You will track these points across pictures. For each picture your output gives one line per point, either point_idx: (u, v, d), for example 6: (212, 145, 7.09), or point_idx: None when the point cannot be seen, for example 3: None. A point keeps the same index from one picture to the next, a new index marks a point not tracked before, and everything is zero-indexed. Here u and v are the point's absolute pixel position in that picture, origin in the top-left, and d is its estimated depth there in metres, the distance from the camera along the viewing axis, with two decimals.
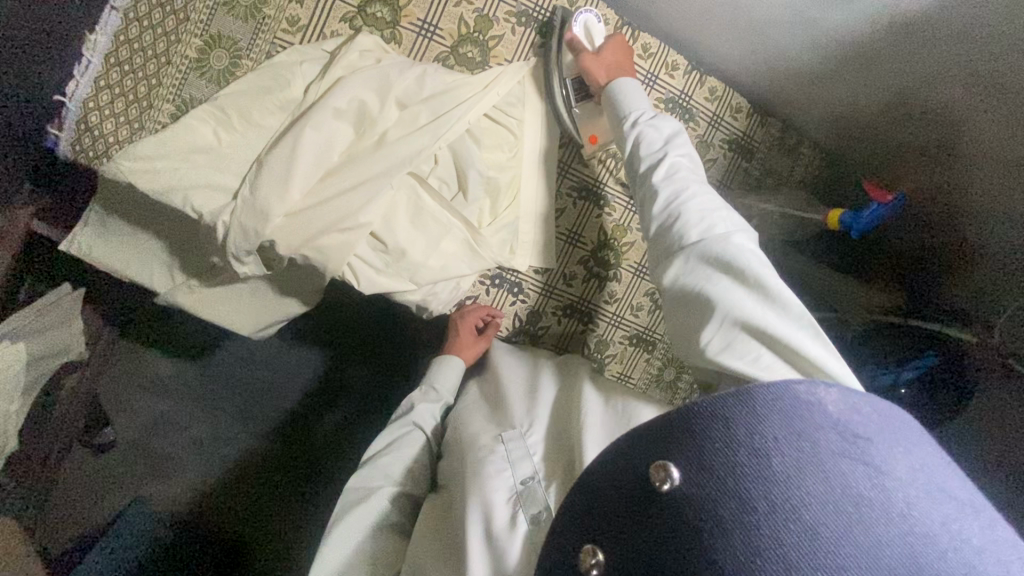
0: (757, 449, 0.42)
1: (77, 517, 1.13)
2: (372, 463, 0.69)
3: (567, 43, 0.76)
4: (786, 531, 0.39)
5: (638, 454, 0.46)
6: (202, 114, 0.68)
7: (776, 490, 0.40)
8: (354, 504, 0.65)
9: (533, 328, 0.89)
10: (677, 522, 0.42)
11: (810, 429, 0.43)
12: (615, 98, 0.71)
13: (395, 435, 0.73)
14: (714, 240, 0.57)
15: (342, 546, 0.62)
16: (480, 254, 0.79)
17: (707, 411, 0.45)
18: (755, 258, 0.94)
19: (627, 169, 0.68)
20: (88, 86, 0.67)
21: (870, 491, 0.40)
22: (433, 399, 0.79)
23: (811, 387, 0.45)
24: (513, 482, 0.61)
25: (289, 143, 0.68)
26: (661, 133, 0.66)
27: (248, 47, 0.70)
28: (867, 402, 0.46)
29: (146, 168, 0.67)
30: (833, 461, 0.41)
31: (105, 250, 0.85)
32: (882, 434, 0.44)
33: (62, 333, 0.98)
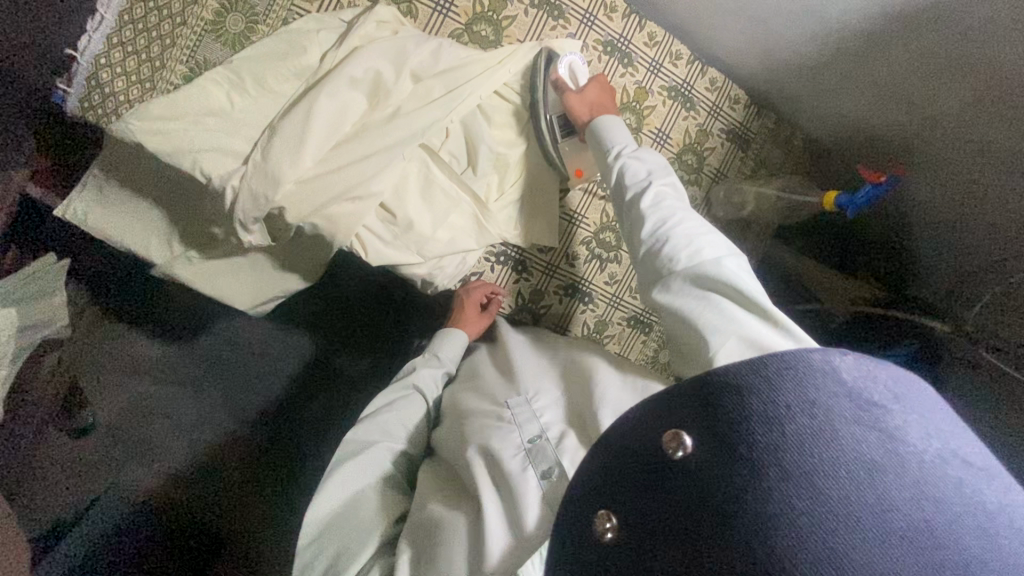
0: (769, 417, 0.39)
1: (51, 498, 1.09)
2: (374, 417, 0.69)
3: (553, 83, 0.78)
4: (798, 499, 0.36)
5: (653, 418, 0.44)
6: (216, 76, 0.68)
7: (789, 457, 0.37)
8: (352, 455, 0.64)
9: (534, 306, 0.90)
10: (692, 482, 0.40)
11: (824, 398, 0.39)
12: (598, 132, 0.74)
13: (396, 397, 0.73)
14: (705, 264, 0.57)
15: (340, 494, 0.61)
16: (487, 230, 0.81)
17: (719, 380, 0.42)
18: (747, 245, 0.98)
19: (614, 196, 0.69)
20: (100, 43, 0.66)
21: (885, 459, 0.37)
22: (435, 365, 0.79)
23: (826, 355, 0.41)
24: (520, 441, 0.60)
25: (303, 109, 0.69)
26: (645, 164, 0.68)
27: (265, 12, 0.71)
28: (881, 367, 0.42)
29: (155, 128, 0.66)
30: (847, 427, 0.38)
31: (104, 217, 0.83)
32: (898, 400, 0.40)
33: (47, 304, 0.97)
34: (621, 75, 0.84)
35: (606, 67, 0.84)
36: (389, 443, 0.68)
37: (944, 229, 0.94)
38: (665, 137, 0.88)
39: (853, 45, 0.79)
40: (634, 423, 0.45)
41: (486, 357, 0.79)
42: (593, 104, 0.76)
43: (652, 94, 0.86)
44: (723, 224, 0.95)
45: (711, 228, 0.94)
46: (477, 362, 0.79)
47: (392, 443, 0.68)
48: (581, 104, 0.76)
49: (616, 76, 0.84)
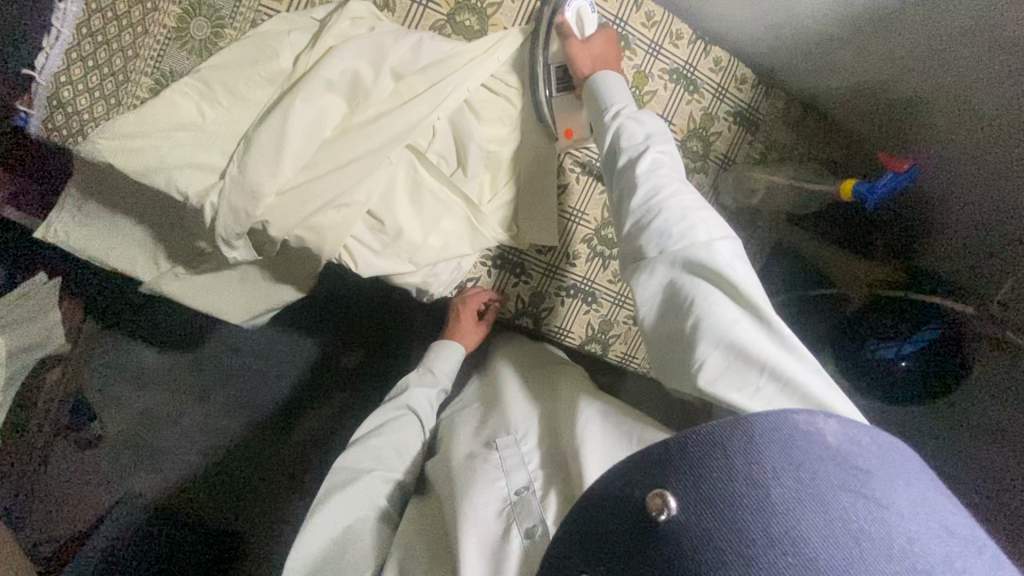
0: (754, 479, 0.42)
1: (64, 511, 1.10)
2: (360, 445, 0.67)
3: (557, 26, 0.72)
4: (784, 564, 0.39)
5: (636, 475, 0.46)
6: (184, 88, 0.64)
7: (775, 523, 0.41)
8: (341, 487, 0.63)
9: (536, 310, 0.86)
10: (677, 545, 0.42)
11: (808, 462, 0.43)
12: (596, 91, 0.68)
13: (389, 417, 0.71)
14: (697, 247, 0.54)
15: (325, 532, 0.59)
16: (482, 232, 0.77)
17: (707, 435, 0.45)
18: (759, 233, 0.92)
19: (605, 160, 0.65)
20: (60, 58, 0.60)
21: (868, 525, 0.40)
22: (430, 383, 0.77)
23: (811, 417, 0.45)
24: (506, 493, 0.59)
25: (278, 118, 0.65)
26: (644, 127, 0.63)
27: (231, 16, 0.66)
28: (866, 433, 0.46)
29: (124, 147, 0.63)
30: (831, 493, 0.41)
31: (86, 238, 0.81)
32: (882, 467, 0.44)
33: (40, 324, 0.96)
34: (618, 59, 0.78)
35: None
36: (379, 472, 0.65)
37: (961, 208, 0.89)
38: (668, 124, 0.82)
39: (869, 14, 0.72)
40: (619, 478, 0.47)
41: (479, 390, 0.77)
42: (595, 59, 0.70)
43: (652, 78, 0.80)
44: (732, 212, 0.89)
45: (720, 218, 0.89)
46: (471, 392, 0.78)
47: (383, 471, 0.66)
48: (583, 52, 0.70)
49: None
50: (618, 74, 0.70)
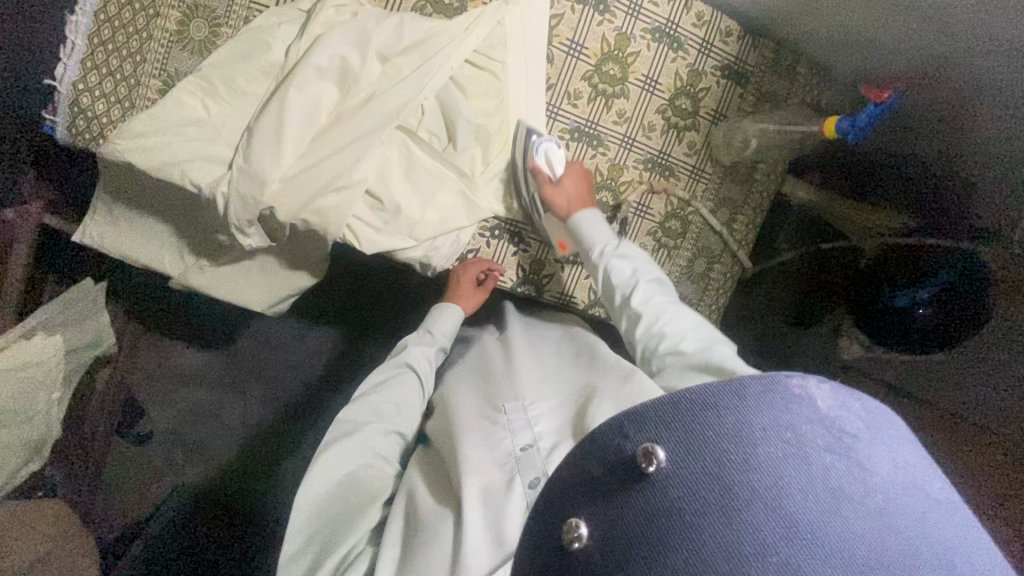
0: (743, 438, 0.42)
1: (125, 500, 1.19)
2: (363, 400, 0.70)
3: (528, 172, 0.77)
4: (764, 519, 0.39)
5: (627, 428, 0.44)
6: (188, 86, 0.69)
7: (759, 480, 0.40)
8: (341, 437, 0.66)
9: (537, 277, 0.87)
10: (665, 496, 0.41)
11: (796, 423, 0.42)
12: (578, 232, 0.75)
13: (389, 374, 0.74)
14: (696, 353, 0.63)
15: (326, 477, 0.63)
16: (477, 205, 0.79)
17: (699, 397, 0.44)
18: (757, 186, 0.91)
19: (604, 300, 0.73)
20: (76, 68, 0.67)
21: (850, 484, 0.40)
22: (429, 342, 0.80)
23: (803, 382, 0.45)
24: (513, 449, 0.62)
25: (276, 107, 0.70)
26: (630, 262, 0.71)
27: (226, 15, 0.71)
28: (855, 400, 0.45)
29: (141, 145, 0.68)
30: (814, 453, 0.41)
31: (117, 238, 0.87)
32: (868, 431, 0.44)
33: (88, 325, 1.00)
34: (598, 23, 0.80)
35: (580, 18, 0.79)
36: (380, 425, 0.69)
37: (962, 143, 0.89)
38: (654, 83, 0.83)
39: None
40: (606, 427, 0.45)
41: (484, 352, 0.80)
42: (569, 201, 0.77)
43: (633, 39, 0.81)
44: (728, 167, 0.89)
45: (715, 173, 0.89)
46: (481, 349, 0.81)
47: (385, 423, 0.69)
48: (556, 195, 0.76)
49: (592, 26, 0.80)
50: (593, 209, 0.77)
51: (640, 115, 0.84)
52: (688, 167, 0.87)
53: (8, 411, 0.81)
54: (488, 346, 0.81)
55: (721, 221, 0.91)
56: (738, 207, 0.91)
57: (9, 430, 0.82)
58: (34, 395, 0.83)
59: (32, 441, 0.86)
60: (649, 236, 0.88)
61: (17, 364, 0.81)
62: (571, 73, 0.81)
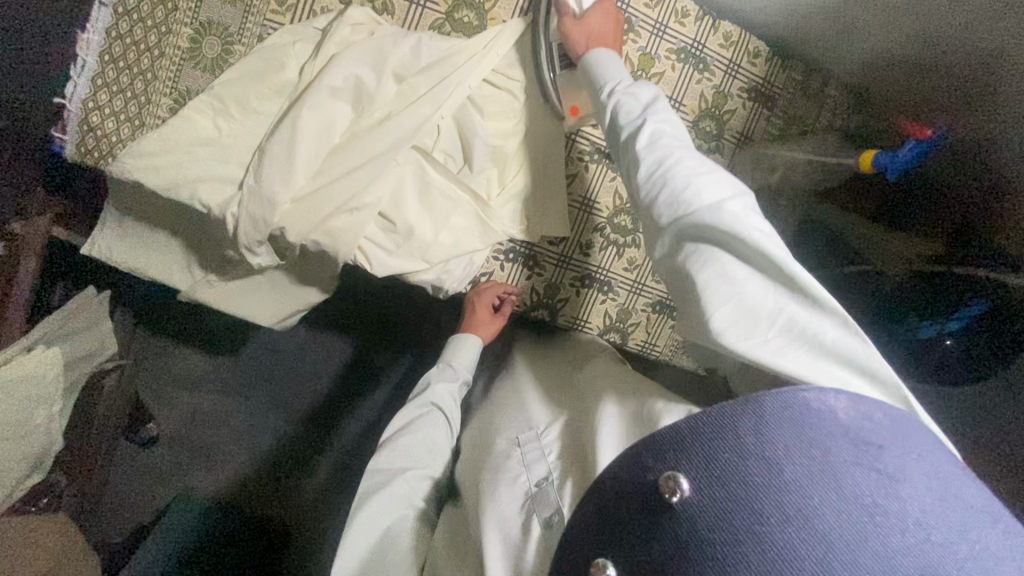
0: (766, 456, 0.42)
1: (129, 505, 1.19)
2: (388, 445, 0.68)
3: (555, 6, 0.70)
4: (798, 540, 0.39)
5: (648, 459, 0.45)
6: (199, 105, 0.67)
7: (789, 499, 0.40)
8: (374, 489, 0.64)
9: (551, 301, 0.85)
10: (693, 527, 0.41)
11: (820, 438, 0.42)
12: (591, 69, 0.65)
13: (414, 416, 0.73)
14: (714, 210, 0.50)
15: (361, 537, 0.60)
16: (491, 228, 0.77)
17: (717, 418, 0.44)
18: (782, 212, 0.88)
19: (606, 140, 0.61)
20: (87, 85, 0.66)
21: (883, 499, 0.40)
22: (451, 378, 0.80)
23: (821, 395, 0.44)
24: (528, 485, 0.59)
25: (289, 128, 0.68)
26: (639, 101, 0.59)
27: (239, 31, 0.68)
28: (881, 411, 0.45)
29: (150, 165, 0.67)
30: (843, 468, 0.41)
31: (126, 252, 0.86)
32: (894, 441, 0.43)
33: (92, 334, 0.98)
34: (623, 43, 0.77)
35: None
36: (412, 473, 0.67)
37: None
38: (678, 105, 0.80)
39: None
40: (626, 461, 0.46)
41: (505, 386, 0.79)
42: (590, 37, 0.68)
43: (658, 60, 0.78)
44: (752, 192, 0.86)
45: None
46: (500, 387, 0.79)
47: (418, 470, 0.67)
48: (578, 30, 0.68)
49: None
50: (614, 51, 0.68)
51: None
52: None
53: (9, 425, 0.80)
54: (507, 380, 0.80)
55: None
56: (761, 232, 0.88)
57: (9, 444, 0.81)
58: (34, 411, 0.82)
59: (32, 454, 0.85)
60: None
61: (21, 379, 0.80)
62: None
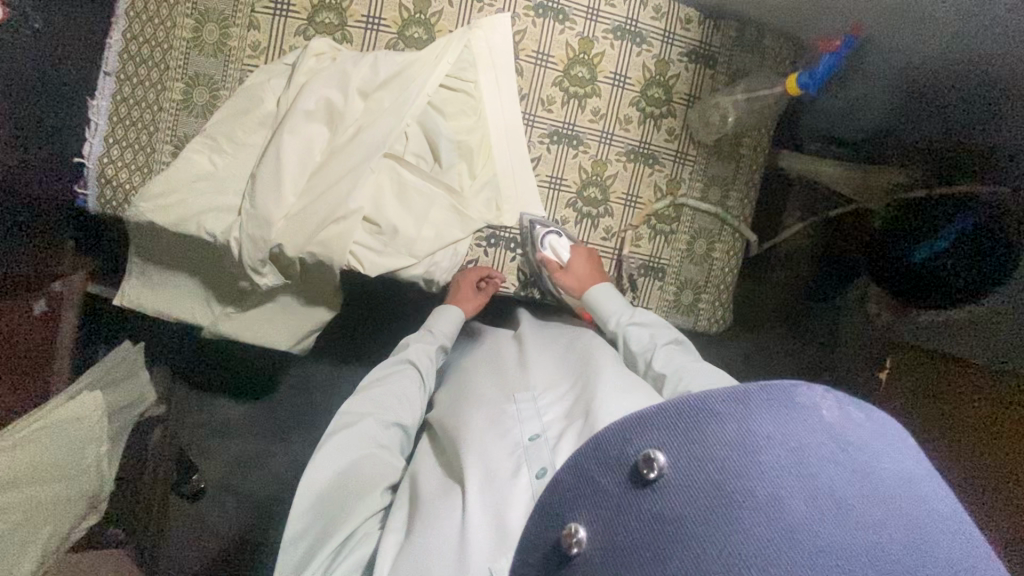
0: (745, 446, 0.39)
1: (184, 556, 1.23)
2: (365, 391, 0.73)
3: (540, 262, 0.85)
4: (760, 529, 0.36)
5: (631, 432, 0.41)
6: (196, 146, 0.77)
7: (758, 490, 0.37)
8: (346, 427, 0.68)
9: (538, 279, 0.90)
10: (665, 500, 0.39)
11: (802, 431, 0.39)
12: (594, 305, 0.82)
13: (386, 374, 0.76)
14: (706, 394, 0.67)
15: (330, 467, 0.65)
16: (469, 216, 0.83)
17: (702, 403, 0.40)
18: (745, 161, 0.92)
19: (629, 364, 0.78)
20: (101, 144, 0.76)
21: (857, 498, 0.36)
22: (430, 340, 0.83)
23: (809, 391, 0.41)
24: (522, 440, 0.62)
25: (274, 152, 0.76)
26: (646, 329, 0.78)
27: (223, 79, 0.79)
28: (862, 410, 0.41)
29: (160, 204, 0.76)
30: (817, 460, 0.38)
31: (151, 297, 0.95)
32: (878, 442, 0.39)
33: (132, 385, 1.05)
34: (561, 32, 0.84)
35: (543, 29, 0.84)
36: (378, 417, 0.70)
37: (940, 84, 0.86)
38: (624, 78, 0.86)
39: None
40: (610, 431, 0.42)
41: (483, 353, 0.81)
42: (581, 278, 0.84)
43: (597, 41, 0.85)
44: (711, 147, 0.90)
45: (700, 155, 0.90)
46: (487, 346, 0.82)
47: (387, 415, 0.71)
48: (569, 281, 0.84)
49: (555, 35, 0.84)
50: (605, 283, 0.84)
51: (615, 110, 0.87)
52: (671, 153, 0.89)
53: (63, 465, 0.85)
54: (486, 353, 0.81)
55: (714, 201, 0.92)
56: (729, 184, 0.92)
57: (66, 483, 0.85)
58: (83, 449, 0.88)
59: (86, 493, 0.89)
60: (643, 225, 0.90)
61: (68, 422, 0.86)
62: (542, 81, 0.85)
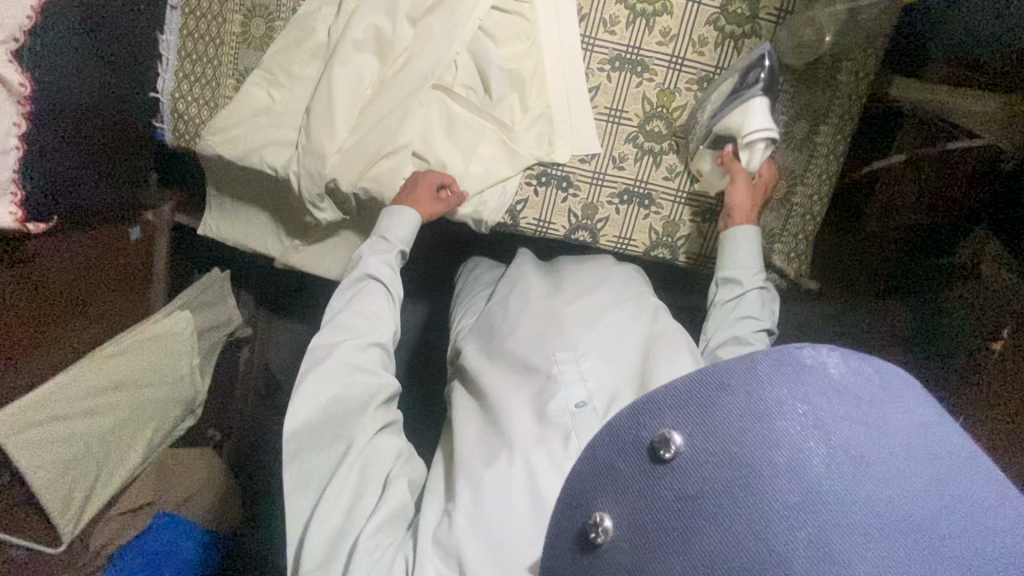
0: (757, 415, 0.34)
1: None
2: (335, 319, 0.66)
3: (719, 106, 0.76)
4: (785, 496, 0.32)
5: (643, 415, 0.38)
6: (255, 79, 0.78)
7: (777, 456, 0.33)
8: (314, 366, 0.62)
9: (591, 222, 0.83)
10: (687, 481, 0.35)
11: (815, 392, 0.33)
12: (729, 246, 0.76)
13: (354, 293, 0.68)
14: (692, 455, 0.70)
15: (309, 404, 0.61)
16: (519, 152, 0.79)
17: (712, 377, 0.36)
18: (844, 89, 0.78)
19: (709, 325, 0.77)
20: (172, 79, 0.80)
21: (888, 460, 0.31)
22: (386, 247, 0.72)
23: (815, 350, 0.35)
24: (569, 405, 0.62)
25: (325, 85, 0.76)
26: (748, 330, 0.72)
27: (277, 9, 0.79)
28: (870, 364, 0.35)
29: (226, 137, 0.79)
30: (839, 421, 0.32)
31: (228, 228, 1.02)
32: (893, 396, 0.34)
33: (220, 309, 1.14)
34: None
35: None
36: (354, 341, 0.64)
37: None
38: None
39: None
40: (622, 417, 0.40)
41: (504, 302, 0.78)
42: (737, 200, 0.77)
43: None
44: (802, 71, 0.78)
45: (787, 81, 0.78)
46: (518, 284, 0.79)
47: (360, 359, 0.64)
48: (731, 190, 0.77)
49: None
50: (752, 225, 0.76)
51: (687, 31, 0.77)
52: None
53: (163, 373, 0.98)
54: (510, 299, 0.77)
55: (800, 136, 0.80)
56: (821, 116, 0.79)
57: (166, 388, 0.98)
58: (179, 360, 1.00)
59: (183, 398, 1.02)
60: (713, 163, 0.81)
61: (161, 335, 0.97)
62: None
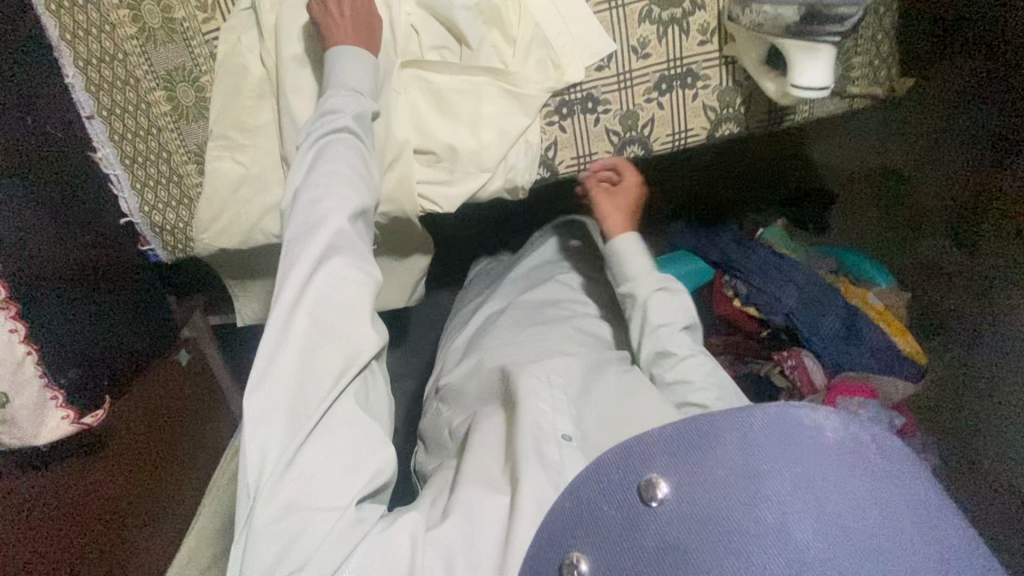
0: (752, 473, 0.38)
1: None
2: (307, 179, 0.52)
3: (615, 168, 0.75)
4: (759, 550, 0.34)
5: (631, 458, 0.42)
6: (214, 152, 0.67)
7: (761, 514, 0.36)
8: (300, 239, 0.50)
9: (636, 132, 0.71)
10: (669, 526, 0.38)
11: (807, 454, 0.38)
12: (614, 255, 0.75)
13: (320, 139, 0.54)
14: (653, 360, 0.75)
15: (297, 299, 0.48)
16: (527, 93, 0.66)
17: (703, 428, 0.41)
18: None
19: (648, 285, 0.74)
20: (134, 195, 0.69)
21: (859, 523, 0.34)
22: (360, 100, 0.57)
23: (813, 413, 0.40)
24: (557, 431, 0.57)
25: (288, 121, 0.64)
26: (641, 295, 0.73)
27: (195, 63, 0.66)
28: (869, 432, 0.40)
29: (220, 228, 0.70)
30: (824, 484, 0.36)
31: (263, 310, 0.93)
32: (882, 464, 0.38)
33: None
34: None
35: None
36: (342, 208, 0.51)
37: None
38: None
39: None
40: (611, 457, 0.43)
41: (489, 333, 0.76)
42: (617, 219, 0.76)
43: None
44: None
45: None
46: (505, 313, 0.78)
47: (359, 268, 0.50)
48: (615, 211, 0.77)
49: None
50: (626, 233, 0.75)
51: None
52: None
53: None
54: (501, 325, 0.76)
55: None
56: None
57: None
58: None
59: None
60: None
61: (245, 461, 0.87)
62: None
